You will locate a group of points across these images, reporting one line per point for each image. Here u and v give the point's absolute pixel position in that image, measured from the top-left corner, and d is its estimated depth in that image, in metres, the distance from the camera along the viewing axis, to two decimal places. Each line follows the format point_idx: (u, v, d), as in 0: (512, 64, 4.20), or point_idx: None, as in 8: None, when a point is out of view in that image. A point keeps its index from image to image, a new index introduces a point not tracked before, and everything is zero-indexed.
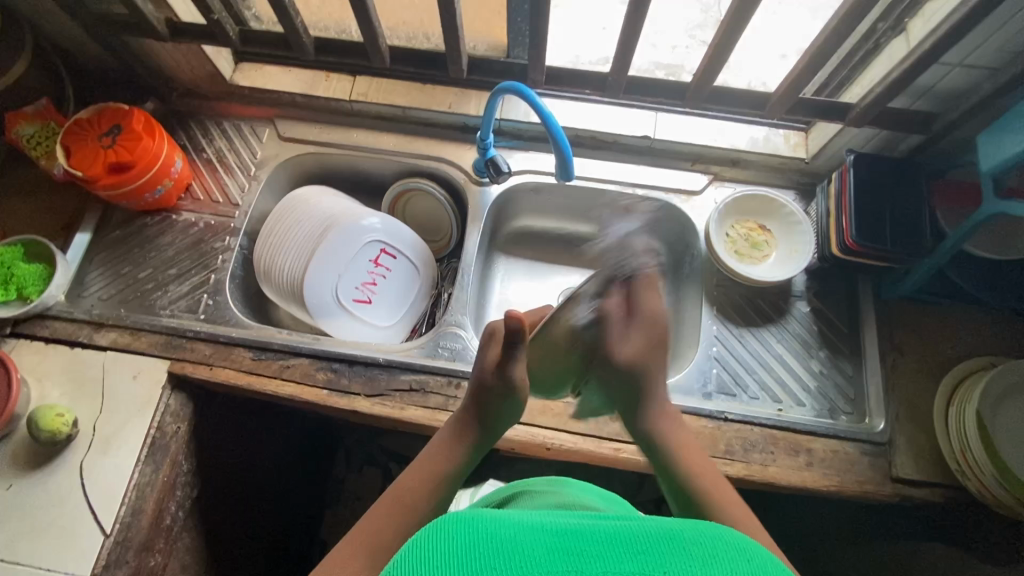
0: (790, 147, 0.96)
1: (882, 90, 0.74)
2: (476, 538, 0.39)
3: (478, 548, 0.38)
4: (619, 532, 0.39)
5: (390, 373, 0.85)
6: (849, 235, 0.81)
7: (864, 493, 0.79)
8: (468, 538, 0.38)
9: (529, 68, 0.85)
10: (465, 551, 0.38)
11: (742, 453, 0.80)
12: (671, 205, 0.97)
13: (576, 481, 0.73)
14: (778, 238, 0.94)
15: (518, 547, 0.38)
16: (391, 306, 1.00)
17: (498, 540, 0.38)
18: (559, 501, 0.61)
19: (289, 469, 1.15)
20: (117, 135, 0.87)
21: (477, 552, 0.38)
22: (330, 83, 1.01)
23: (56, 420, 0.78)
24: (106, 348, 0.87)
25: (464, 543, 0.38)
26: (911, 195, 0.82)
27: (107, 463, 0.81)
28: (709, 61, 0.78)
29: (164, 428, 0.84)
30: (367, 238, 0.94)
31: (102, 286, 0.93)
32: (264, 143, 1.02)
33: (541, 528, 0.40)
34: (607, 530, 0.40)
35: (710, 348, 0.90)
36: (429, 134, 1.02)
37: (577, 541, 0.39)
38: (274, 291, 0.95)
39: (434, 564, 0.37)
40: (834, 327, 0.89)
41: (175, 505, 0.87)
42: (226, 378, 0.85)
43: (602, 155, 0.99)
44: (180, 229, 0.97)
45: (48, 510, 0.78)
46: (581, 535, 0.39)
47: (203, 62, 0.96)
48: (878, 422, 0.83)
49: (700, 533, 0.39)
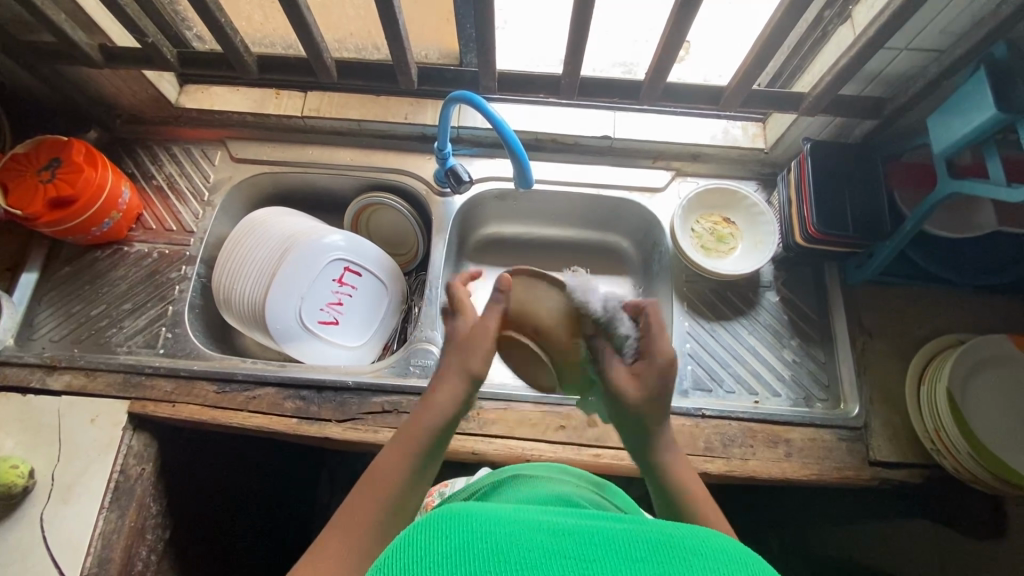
0: (749, 138, 0.96)
1: (832, 77, 0.74)
2: (470, 538, 0.38)
3: (471, 550, 0.37)
4: (615, 535, 0.39)
5: (361, 397, 0.83)
6: (811, 224, 0.80)
7: (844, 479, 0.79)
8: (462, 539, 0.38)
9: (481, 75, 0.84)
10: (458, 551, 0.37)
11: (721, 449, 0.80)
12: (636, 203, 0.97)
13: (573, 470, 0.69)
14: (743, 229, 0.94)
15: (513, 549, 0.37)
16: (360, 325, 0.97)
17: (493, 541, 0.37)
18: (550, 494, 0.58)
19: (268, 497, 1.11)
20: (56, 169, 0.83)
21: (472, 553, 0.37)
22: (280, 101, 0.98)
23: (9, 473, 0.75)
24: (61, 393, 0.83)
25: (458, 542, 0.38)
26: (869, 181, 0.82)
27: (68, 513, 0.77)
28: (660, 57, 0.77)
29: (127, 470, 0.80)
30: (329, 257, 0.92)
31: (53, 327, 0.89)
32: (216, 166, 0.99)
33: (538, 530, 0.39)
34: (604, 531, 0.39)
35: (683, 345, 0.89)
36: (387, 146, 1.00)
37: (573, 543, 0.38)
38: (236, 318, 0.92)
39: (426, 564, 0.36)
40: (804, 314, 0.90)
41: (147, 549, 0.83)
42: (190, 414, 0.82)
43: (563, 157, 0.99)
44: (133, 261, 0.93)
45: (8, 567, 0.74)
46: (576, 538, 0.39)
47: (144, 86, 0.92)
48: (853, 406, 0.83)
49: (698, 539, 0.38)
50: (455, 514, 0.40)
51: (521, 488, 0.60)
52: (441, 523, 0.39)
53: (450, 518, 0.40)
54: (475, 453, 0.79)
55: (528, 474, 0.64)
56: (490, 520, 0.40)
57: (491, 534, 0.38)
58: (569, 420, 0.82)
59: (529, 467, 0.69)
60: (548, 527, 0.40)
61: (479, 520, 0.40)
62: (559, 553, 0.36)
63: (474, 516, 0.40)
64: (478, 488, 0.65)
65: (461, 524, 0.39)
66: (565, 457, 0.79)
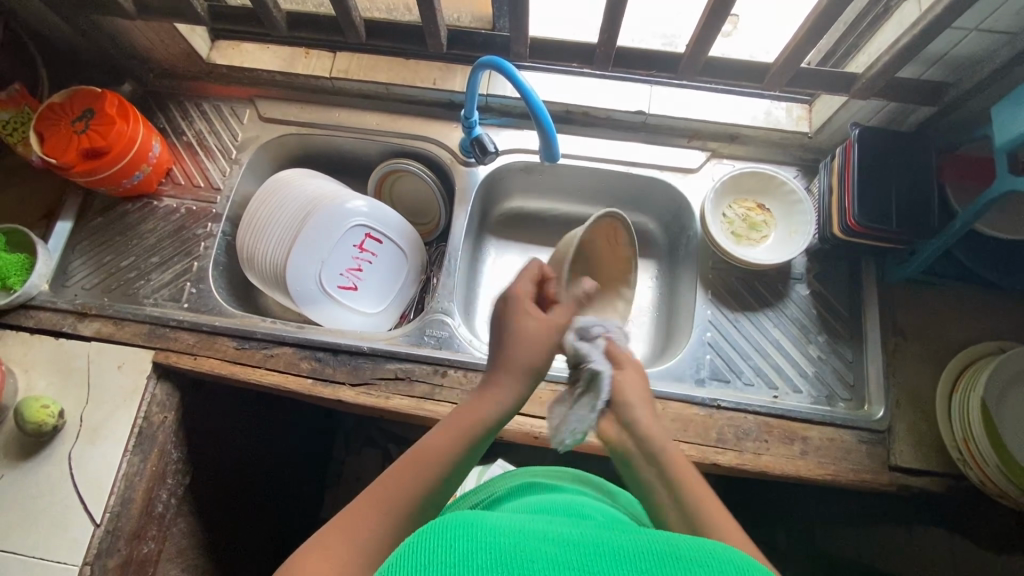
0: (793, 121, 0.91)
1: (890, 58, 0.68)
2: (475, 548, 0.37)
3: (472, 560, 0.36)
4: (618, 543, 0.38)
5: (375, 362, 0.83)
6: (850, 215, 0.76)
7: (861, 482, 0.77)
8: (464, 549, 0.36)
9: (512, 41, 0.81)
10: (461, 561, 0.36)
11: (734, 442, 0.78)
12: (666, 183, 0.94)
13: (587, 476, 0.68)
14: (778, 217, 0.90)
15: (516, 559, 0.36)
16: (378, 292, 0.98)
17: (497, 551, 0.36)
18: (565, 499, 0.58)
19: (285, 452, 1.15)
20: (89, 120, 0.84)
21: (473, 564, 0.35)
22: (309, 60, 0.97)
23: (40, 412, 0.78)
24: (91, 339, 0.86)
25: (462, 554, 0.36)
26: (918, 173, 0.77)
27: (95, 453, 0.81)
28: (702, 30, 0.72)
29: (150, 418, 0.83)
30: (351, 222, 0.92)
31: (85, 275, 0.92)
32: (245, 124, 0.99)
33: (545, 539, 0.38)
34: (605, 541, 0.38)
35: (703, 334, 0.86)
36: (415, 112, 0.98)
37: (581, 553, 0.37)
38: (257, 277, 0.93)
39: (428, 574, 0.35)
40: (835, 311, 0.86)
41: (167, 492, 0.87)
42: (209, 368, 0.84)
43: (593, 132, 0.95)
44: (162, 216, 0.95)
45: (39, 499, 0.79)
46: (585, 548, 0.37)
47: (176, 41, 0.92)
48: (877, 409, 0.80)
49: (697, 548, 0.37)
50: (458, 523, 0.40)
51: (540, 495, 0.60)
52: (447, 535, 0.38)
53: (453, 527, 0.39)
54: None
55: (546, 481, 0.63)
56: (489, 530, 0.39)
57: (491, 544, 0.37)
58: None
59: (544, 471, 0.67)
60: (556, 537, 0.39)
61: (480, 530, 0.39)
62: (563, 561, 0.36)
63: (477, 527, 0.39)
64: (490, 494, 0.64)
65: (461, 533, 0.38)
66: None
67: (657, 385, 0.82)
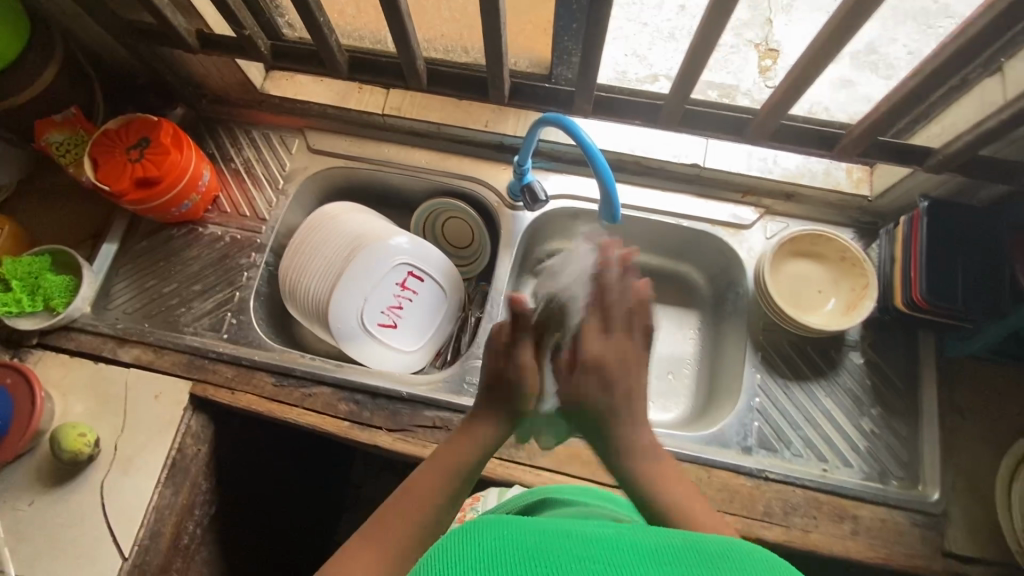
0: (853, 184, 0.88)
1: (973, 137, 0.64)
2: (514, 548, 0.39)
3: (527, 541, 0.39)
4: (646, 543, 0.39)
5: (413, 408, 0.82)
6: (917, 289, 0.73)
7: (912, 568, 0.74)
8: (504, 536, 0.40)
9: (576, 96, 0.80)
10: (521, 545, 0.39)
11: (782, 516, 0.76)
12: (717, 238, 0.92)
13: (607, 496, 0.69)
14: (849, 290, 0.83)
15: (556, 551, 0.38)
16: (417, 330, 0.96)
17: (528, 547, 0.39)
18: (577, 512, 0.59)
19: (307, 477, 1.14)
20: (145, 148, 0.84)
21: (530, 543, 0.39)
22: (363, 96, 0.97)
23: (77, 441, 0.78)
24: (129, 365, 0.86)
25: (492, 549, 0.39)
26: (988, 250, 0.74)
27: (127, 483, 0.80)
28: (779, 99, 0.69)
29: (184, 450, 0.83)
30: (394, 261, 0.91)
31: (127, 299, 0.92)
32: (293, 155, 0.99)
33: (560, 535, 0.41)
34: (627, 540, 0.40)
35: (752, 399, 0.83)
36: (464, 151, 0.97)
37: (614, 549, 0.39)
38: (298, 310, 0.92)
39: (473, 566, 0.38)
40: (891, 383, 0.83)
41: (194, 523, 0.86)
42: (247, 404, 0.83)
43: (644, 182, 0.94)
44: (206, 243, 0.95)
45: (71, 527, 0.79)
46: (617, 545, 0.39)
47: (234, 71, 0.92)
48: (933, 491, 0.77)
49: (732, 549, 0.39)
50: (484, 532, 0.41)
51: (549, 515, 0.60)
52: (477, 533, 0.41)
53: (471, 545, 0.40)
54: (522, 483, 0.77)
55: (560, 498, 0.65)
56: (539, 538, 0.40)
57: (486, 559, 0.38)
58: None
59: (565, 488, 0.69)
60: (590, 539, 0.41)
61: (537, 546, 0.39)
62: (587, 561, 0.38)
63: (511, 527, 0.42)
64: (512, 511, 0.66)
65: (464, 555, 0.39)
66: None
67: (704, 452, 0.79)
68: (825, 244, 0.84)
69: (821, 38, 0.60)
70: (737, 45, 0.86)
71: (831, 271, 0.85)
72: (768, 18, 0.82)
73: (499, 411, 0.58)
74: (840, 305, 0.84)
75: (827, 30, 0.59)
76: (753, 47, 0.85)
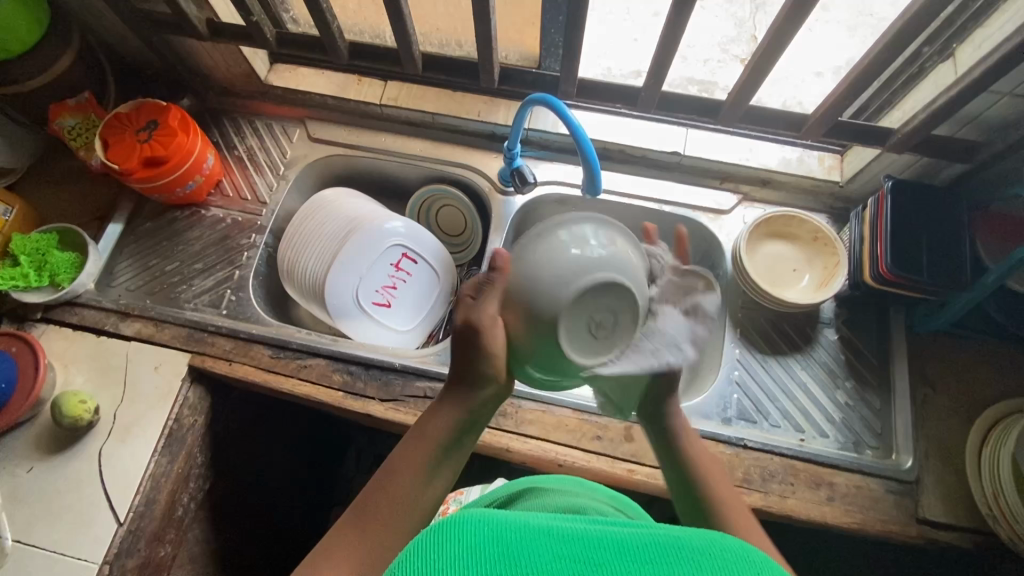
0: (824, 170, 0.93)
1: (927, 116, 0.70)
2: (486, 547, 0.39)
3: (496, 540, 0.40)
4: (622, 537, 0.39)
5: (404, 379, 0.85)
6: (883, 264, 0.77)
7: (888, 533, 0.76)
8: (476, 532, 0.40)
9: (562, 81, 0.86)
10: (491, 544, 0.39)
11: (760, 483, 0.78)
12: (698, 222, 0.96)
13: (586, 483, 0.71)
14: (822, 268, 0.88)
15: (526, 553, 0.38)
16: (410, 311, 1.00)
17: (504, 544, 0.39)
18: (556, 502, 0.61)
19: (298, 464, 1.15)
20: (153, 131, 0.89)
21: (502, 544, 0.39)
22: (362, 87, 1.02)
23: (78, 407, 0.80)
24: (131, 338, 0.89)
25: (470, 545, 0.39)
26: (951, 225, 0.78)
27: (125, 451, 0.82)
28: (745, 80, 0.76)
29: (181, 420, 0.85)
30: (389, 242, 0.95)
31: (130, 277, 0.95)
32: (294, 143, 1.04)
33: (533, 528, 0.41)
34: (605, 536, 0.40)
35: (731, 373, 0.87)
36: (457, 140, 1.02)
37: (586, 547, 0.39)
38: (296, 289, 0.96)
39: (441, 563, 0.38)
40: (863, 358, 0.86)
41: (188, 496, 0.88)
42: (244, 374, 0.86)
43: (628, 169, 0.98)
44: (208, 224, 0.98)
45: (68, 494, 0.80)
46: (590, 541, 0.39)
47: (239, 62, 0.97)
48: (906, 459, 0.79)
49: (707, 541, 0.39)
50: (464, 520, 0.41)
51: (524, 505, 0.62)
52: (456, 529, 0.41)
53: (452, 541, 0.40)
54: (509, 450, 0.79)
55: (540, 486, 0.67)
56: (518, 536, 0.40)
57: (467, 555, 0.38)
58: (606, 431, 0.81)
59: (547, 478, 0.71)
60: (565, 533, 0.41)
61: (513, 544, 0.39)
62: (563, 556, 0.38)
63: (485, 521, 0.41)
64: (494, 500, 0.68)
65: (443, 551, 0.39)
66: (599, 468, 0.78)
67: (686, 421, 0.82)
68: (798, 225, 0.89)
69: (782, 18, 0.66)
70: (725, 60, 0.99)
71: (805, 253, 0.90)
72: (752, 35, 0.98)
73: (466, 408, 0.58)
74: (814, 283, 0.89)
75: (788, 11, 0.65)
76: (740, 61, 0.98)
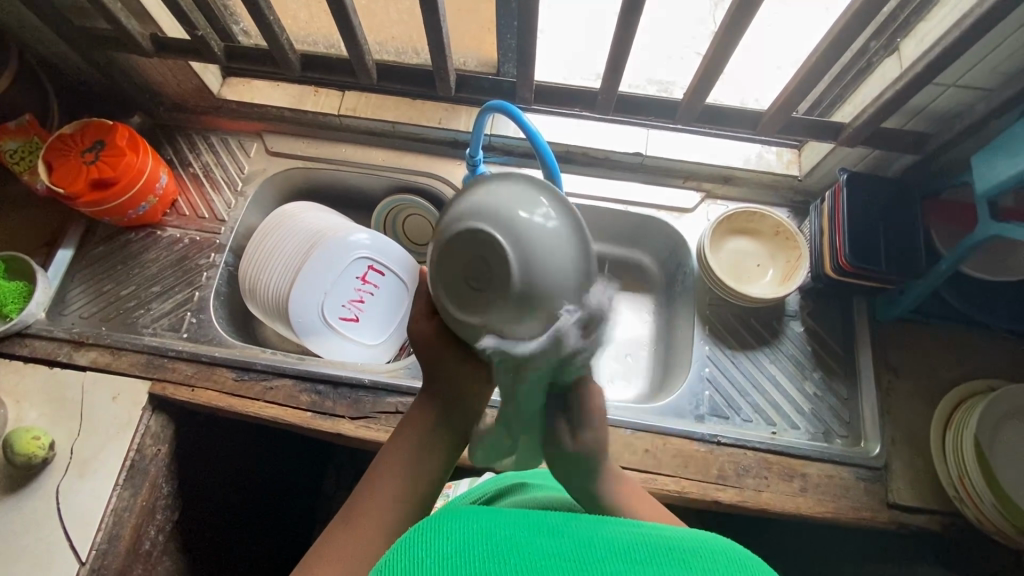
0: (783, 164, 0.95)
1: (875, 110, 0.72)
2: (476, 539, 0.38)
3: (485, 533, 0.39)
4: (612, 537, 0.39)
5: (375, 395, 0.83)
6: (842, 255, 0.78)
7: (860, 520, 0.77)
8: (465, 525, 0.39)
9: (519, 86, 0.85)
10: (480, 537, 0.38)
11: (735, 478, 0.78)
12: (663, 221, 0.96)
13: None
14: (784, 263, 0.90)
15: (515, 548, 0.38)
16: (379, 324, 0.98)
17: (493, 541, 0.38)
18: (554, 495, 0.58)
19: (274, 485, 1.13)
20: (100, 151, 0.85)
21: (492, 537, 0.39)
22: (319, 98, 1.00)
23: (31, 444, 0.76)
24: (86, 368, 0.85)
25: (460, 538, 0.38)
26: (907, 214, 0.80)
27: (84, 487, 0.79)
28: (699, 80, 0.77)
29: (143, 450, 0.82)
30: (354, 255, 0.93)
31: (83, 304, 0.91)
32: (252, 158, 1.01)
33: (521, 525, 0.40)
34: (595, 533, 0.39)
35: (702, 370, 0.88)
36: (420, 149, 1.01)
37: (574, 544, 0.38)
38: (259, 308, 0.93)
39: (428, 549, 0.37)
40: (829, 349, 0.88)
41: (155, 528, 0.85)
42: (208, 400, 0.83)
43: (593, 171, 0.99)
44: (164, 245, 0.95)
45: (23, 536, 0.77)
46: (577, 538, 0.39)
47: (189, 77, 0.94)
48: (874, 445, 0.81)
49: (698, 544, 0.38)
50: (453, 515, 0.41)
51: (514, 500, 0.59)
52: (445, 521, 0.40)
53: (441, 533, 0.39)
54: None
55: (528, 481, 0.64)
56: (507, 532, 0.39)
57: (455, 547, 0.38)
58: None
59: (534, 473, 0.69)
60: (551, 530, 0.40)
61: (503, 538, 0.39)
62: (552, 553, 0.37)
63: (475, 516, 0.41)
64: (479, 495, 0.64)
65: (433, 541, 0.38)
66: None
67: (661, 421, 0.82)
68: (757, 221, 0.91)
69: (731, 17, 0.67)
70: (685, 55, 0.99)
71: (766, 248, 0.91)
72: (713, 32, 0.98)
73: (437, 420, 0.56)
74: (778, 277, 0.90)
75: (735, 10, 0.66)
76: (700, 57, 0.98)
